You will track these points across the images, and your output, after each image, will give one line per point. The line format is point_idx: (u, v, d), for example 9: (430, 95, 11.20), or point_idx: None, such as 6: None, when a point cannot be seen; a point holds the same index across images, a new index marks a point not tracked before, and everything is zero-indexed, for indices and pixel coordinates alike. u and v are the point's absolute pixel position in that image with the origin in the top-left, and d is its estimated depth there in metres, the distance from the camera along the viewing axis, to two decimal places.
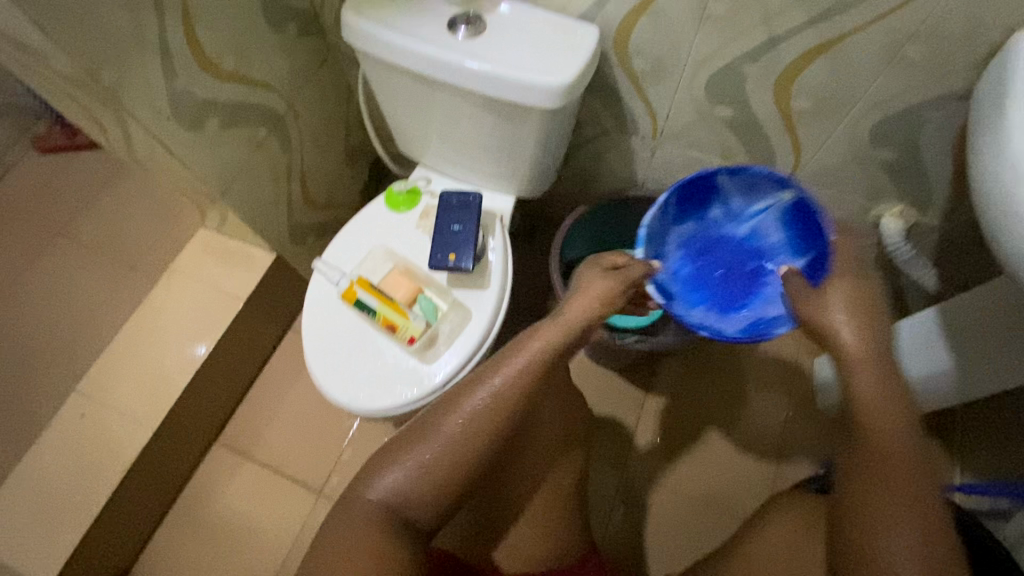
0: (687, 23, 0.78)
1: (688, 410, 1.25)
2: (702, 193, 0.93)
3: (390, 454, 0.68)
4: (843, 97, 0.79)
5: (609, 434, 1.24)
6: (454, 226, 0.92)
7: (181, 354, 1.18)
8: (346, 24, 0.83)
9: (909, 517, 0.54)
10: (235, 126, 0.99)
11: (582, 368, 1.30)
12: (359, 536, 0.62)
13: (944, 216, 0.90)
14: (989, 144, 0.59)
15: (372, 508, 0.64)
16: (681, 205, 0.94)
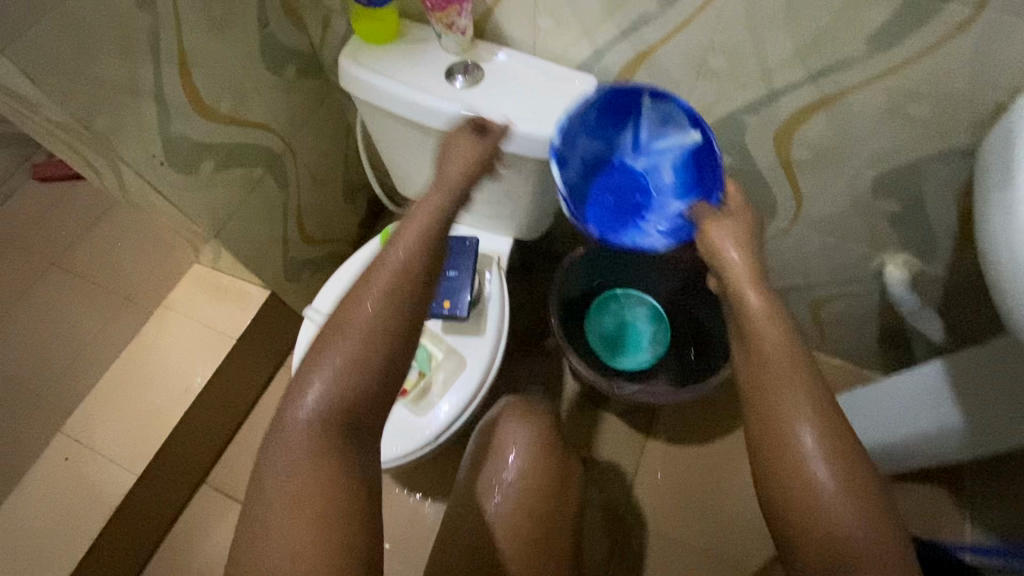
0: (686, 75, 0.77)
1: (688, 457, 1.22)
2: (624, 108, 0.75)
3: (300, 375, 0.54)
4: (845, 149, 0.78)
5: (606, 480, 1.21)
6: (449, 272, 0.91)
7: (168, 396, 1.15)
8: (343, 71, 0.83)
9: (821, 445, 0.49)
10: (231, 167, 0.98)
11: (580, 409, 1.27)
12: (294, 477, 0.50)
13: (951, 267, 0.88)
14: (996, 209, 0.57)
15: (297, 447, 0.51)
16: (599, 114, 0.75)
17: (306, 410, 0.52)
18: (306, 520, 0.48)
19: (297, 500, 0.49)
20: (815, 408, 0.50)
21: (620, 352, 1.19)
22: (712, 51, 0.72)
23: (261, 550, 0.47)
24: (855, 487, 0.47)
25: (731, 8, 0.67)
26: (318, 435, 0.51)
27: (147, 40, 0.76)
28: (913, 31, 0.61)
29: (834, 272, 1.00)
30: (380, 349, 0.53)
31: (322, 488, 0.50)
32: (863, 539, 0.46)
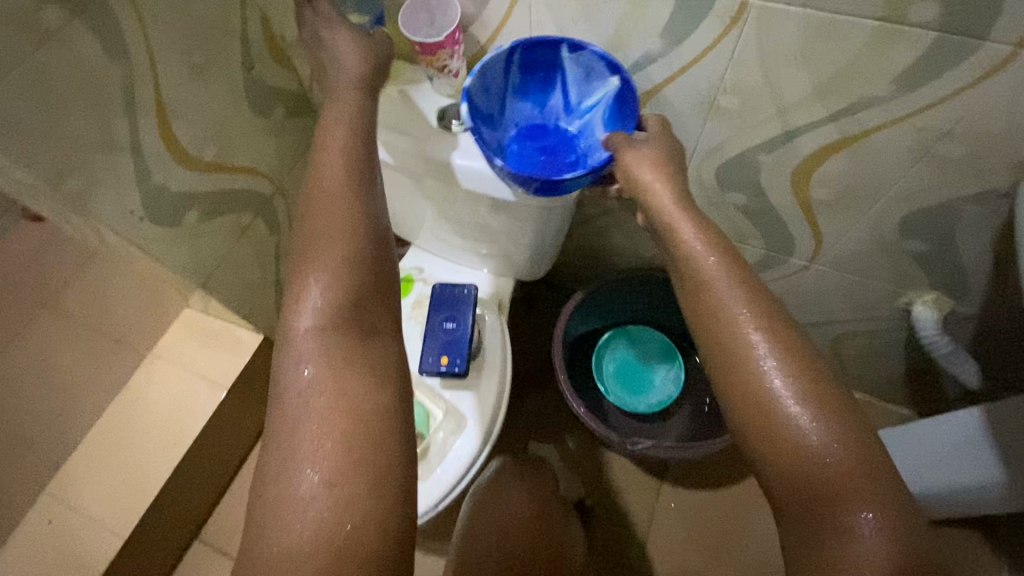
0: (695, 114, 0.72)
1: (705, 503, 1.15)
2: (548, 70, 0.70)
3: (290, 296, 0.52)
4: (868, 191, 0.73)
5: (623, 528, 1.14)
6: (448, 324, 0.86)
7: (157, 451, 1.10)
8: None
9: (784, 376, 0.49)
10: (217, 216, 0.94)
11: (590, 452, 1.20)
12: (313, 387, 0.47)
13: (984, 305, 0.82)
14: None
15: (309, 355, 0.49)
16: (523, 77, 0.71)
17: (307, 321, 0.50)
18: (336, 419, 0.46)
19: (323, 405, 0.46)
20: (774, 342, 0.51)
21: (631, 391, 1.13)
22: (722, 90, 0.67)
23: (296, 464, 0.44)
24: (824, 415, 0.47)
25: (743, 46, 0.62)
26: (323, 336, 0.49)
27: (123, 94, 0.71)
28: (949, 69, 0.56)
29: (856, 309, 0.94)
30: (354, 240, 0.53)
31: (343, 384, 0.47)
32: (839, 469, 0.45)
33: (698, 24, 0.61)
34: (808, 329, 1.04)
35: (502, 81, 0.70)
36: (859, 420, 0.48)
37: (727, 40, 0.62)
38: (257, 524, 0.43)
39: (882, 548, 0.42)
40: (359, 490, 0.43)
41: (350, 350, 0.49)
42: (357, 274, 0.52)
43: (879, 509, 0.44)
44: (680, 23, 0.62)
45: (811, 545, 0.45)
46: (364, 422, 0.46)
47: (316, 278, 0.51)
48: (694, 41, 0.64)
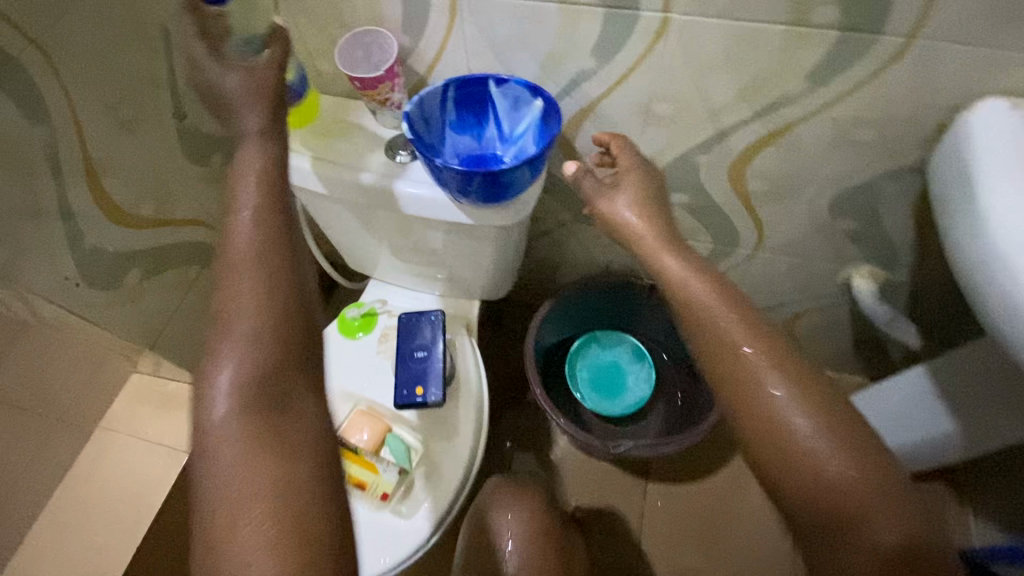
0: (632, 124, 0.76)
1: (690, 494, 1.17)
2: (481, 104, 0.72)
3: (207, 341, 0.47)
4: (798, 179, 0.78)
5: (617, 534, 1.15)
6: (419, 353, 0.86)
7: (121, 527, 1.03)
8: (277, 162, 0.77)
9: (791, 393, 0.48)
10: (159, 273, 0.93)
11: (574, 463, 1.21)
12: (236, 448, 0.43)
13: (915, 272, 0.89)
14: (963, 227, 0.58)
15: (226, 413, 0.44)
16: (457, 111, 0.73)
17: (226, 379, 0.45)
18: (260, 488, 0.42)
19: (251, 475, 0.42)
20: (774, 362, 0.49)
21: (606, 395, 1.14)
22: (656, 99, 0.71)
23: (226, 545, 0.40)
24: (833, 432, 0.46)
25: (670, 58, 0.66)
26: (243, 393, 0.44)
27: (47, 160, 0.68)
28: (853, 63, 0.61)
29: (802, 290, 1.00)
30: (266, 286, 0.47)
31: (270, 445, 0.43)
32: (855, 485, 0.44)
33: (628, 40, 0.65)
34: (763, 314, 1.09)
35: (438, 115, 0.72)
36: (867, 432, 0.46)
37: (655, 53, 0.66)
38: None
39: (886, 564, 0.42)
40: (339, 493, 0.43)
41: (273, 407, 0.45)
42: (274, 319, 0.47)
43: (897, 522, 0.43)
44: (609, 42, 0.66)
45: (835, 562, 0.43)
46: (298, 483, 0.42)
47: (229, 329, 0.46)
48: (624, 57, 0.67)
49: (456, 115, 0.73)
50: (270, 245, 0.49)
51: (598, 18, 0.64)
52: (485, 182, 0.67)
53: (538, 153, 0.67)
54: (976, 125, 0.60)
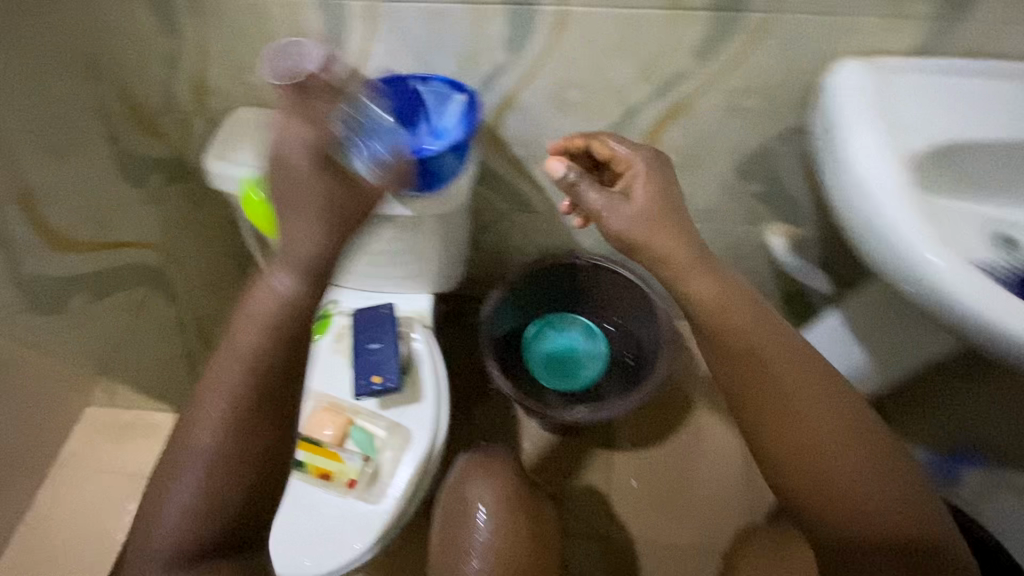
0: (551, 110, 0.84)
1: (653, 457, 1.24)
2: (401, 106, 0.78)
3: (203, 385, 0.57)
4: (702, 149, 0.87)
5: (586, 505, 1.20)
6: (370, 345, 0.89)
7: (88, 561, 1.02)
8: (211, 171, 0.81)
9: (829, 418, 0.54)
10: (109, 296, 0.93)
11: (541, 442, 1.26)
12: (181, 506, 0.54)
13: (819, 225, 0.99)
14: (830, 170, 0.68)
15: (191, 475, 0.55)
16: (384, 109, 0.78)
17: (204, 445, 0.55)
18: (188, 539, 0.54)
19: (189, 528, 0.54)
20: (818, 392, 0.55)
21: (562, 375, 1.21)
22: (569, 84, 0.80)
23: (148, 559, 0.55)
24: (862, 454, 0.53)
25: (570, 45, 0.75)
26: (211, 463, 0.55)
27: None
28: (719, 36, 0.72)
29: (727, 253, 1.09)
30: (264, 378, 0.56)
31: (214, 512, 0.55)
32: (878, 502, 0.52)
33: (530, 32, 0.74)
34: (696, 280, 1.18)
35: None
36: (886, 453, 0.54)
37: (561, 42, 0.75)
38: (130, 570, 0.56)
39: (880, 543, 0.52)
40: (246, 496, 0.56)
41: (233, 484, 0.55)
42: (259, 409, 0.56)
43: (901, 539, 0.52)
44: (518, 35, 0.75)
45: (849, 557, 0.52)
46: (217, 543, 0.56)
47: (215, 400, 0.56)
48: (532, 48, 0.76)
49: None
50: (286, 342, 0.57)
51: (501, 15, 0.73)
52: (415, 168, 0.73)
53: (461, 139, 0.74)
54: (836, 78, 0.71)
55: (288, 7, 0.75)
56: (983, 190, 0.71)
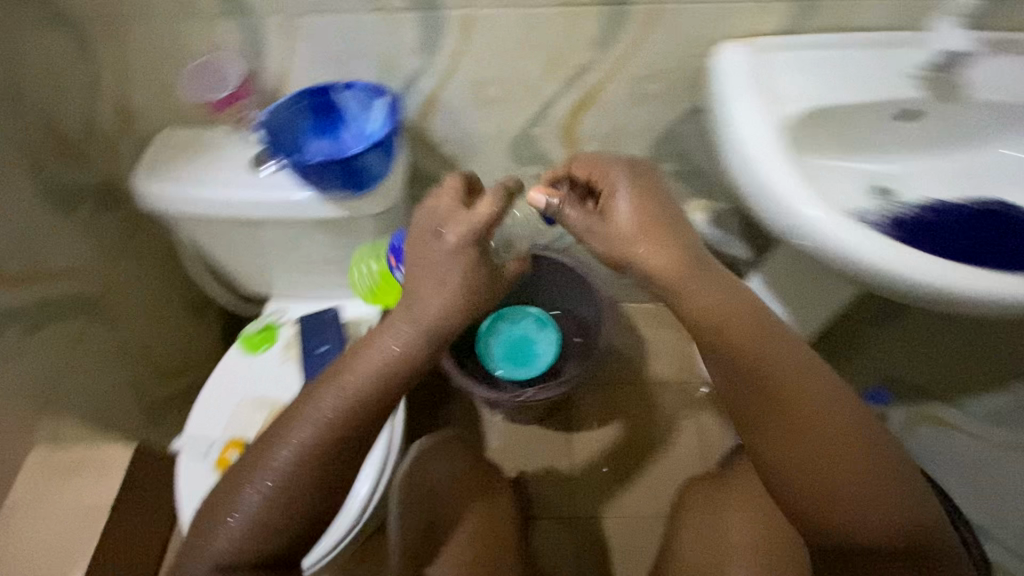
0: (626, 104, 0.86)
1: (624, 426, 1.35)
2: (335, 113, 0.81)
3: (310, 390, 0.55)
4: None
5: (545, 491, 1.29)
6: (321, 348, 0.91)
7: None
8: (145, 192, 0.83)
9: (830, 441, 0.51)
10: (36, 334, 0.86)
11: (584, 409, 1.37)
12: (238, 526, 0.52)
13: None
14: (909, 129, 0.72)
15: (249, 499, 0.52)
16: (312, 119, 0.81)
17: (278, 463, 0.52)
18: (231, 562, 0.52)
19: (228, 562, 0.52)
20: (823, 418, 0.52)
21: (522, 363, 1.25)
22: (648, 77, 0.81)
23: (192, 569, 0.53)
24: (873, 478, 0.51)
25: (659, 42, 0.76)
26: (266, 504, 0.52)
27: None
28: (809, 24, 0.73)
29: None
30: (361, 408, 0.53)
31: (251, 547, 0.52)
32: (874, 511, 0.50)
33: (622, 30, 0.75)
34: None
35: (294, 123, 0.80)
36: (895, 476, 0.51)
37: (648, 38, 0.76)
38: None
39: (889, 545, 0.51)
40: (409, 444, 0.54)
41: (285, 522, 0.53)
42: (337, 454, 0.53)
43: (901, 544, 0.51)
44: (608, 32, 0.75)
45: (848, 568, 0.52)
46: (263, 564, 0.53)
47: (311, 424, 0.52)
48: (618, 46, 0.77)
49: (310, 121, 0.81)
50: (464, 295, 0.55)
51: (598, 15, 0.73)
52: (341, 171, 0.75)
53: (386, 137, 0.76)
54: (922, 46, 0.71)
55: (380, 19, 0.75)
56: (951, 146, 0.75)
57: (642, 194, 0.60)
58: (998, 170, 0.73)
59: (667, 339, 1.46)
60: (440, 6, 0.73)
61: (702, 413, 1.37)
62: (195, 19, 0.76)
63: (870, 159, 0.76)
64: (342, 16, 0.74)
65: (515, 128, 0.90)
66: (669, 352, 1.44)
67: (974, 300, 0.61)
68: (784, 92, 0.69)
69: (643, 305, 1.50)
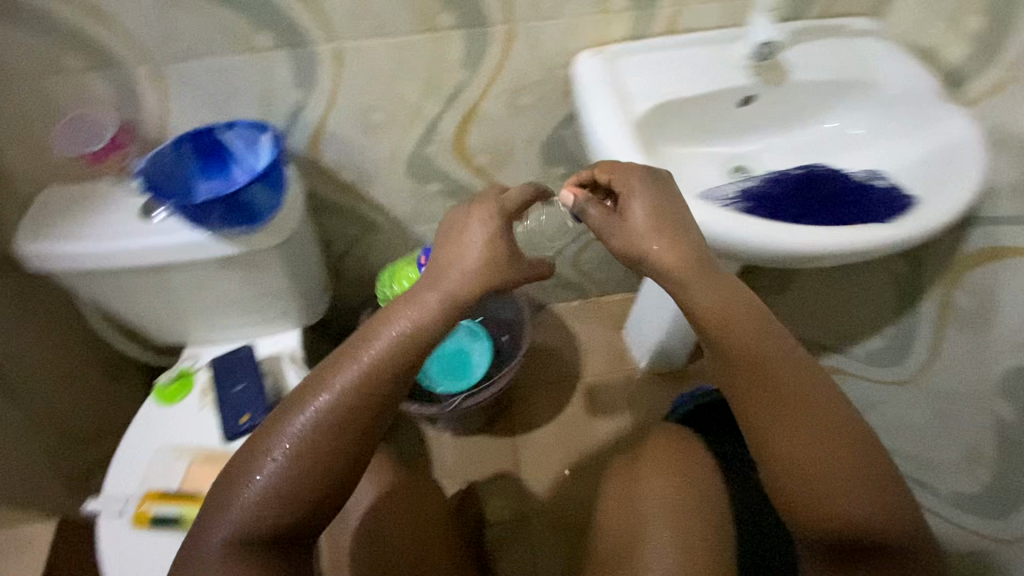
0: (506, 116, 0.91)
1: (568, 422, 1.39)
2: (221, 155, 0.83)
3: (324, 369, 0.55)
4: None
5: (495, 498, 1.30)
6: (237, 387, 0.90)
7: None
8: (30, 254, 0.81)
9: (825, 442, 0.52)
10: None
11: (528, 411, 1.41)
12: (251, 506, 0.52)
13: None
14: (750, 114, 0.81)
15: (263, 476, 0.52)
16: (198, 161, 0.82)
17: (292, 439, 0.53)
18: (241, 544, 0.52)
19: (243, 540, 0.52)
20: (822, 420, 0.52)
21: (457, 377, 1.26)
22: (521, 90, 0.87)
23: (198, 557, 0.52)
24: (862, 481, 0.51)
25: (521, 57, 0.82)
26: (278, 483, 0.52)
27: None
28: (649, 30, 0.81)
29: None
30: (373, 383, 0.53)
31: (266, 527, 0.52)
32: (861, 519, 0.51)
33: (486, 49, 0.80)
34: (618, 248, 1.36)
35: (180, 168, 0.81)
36: (887, 482, 0.52)
37: (510, 55, 0.82)
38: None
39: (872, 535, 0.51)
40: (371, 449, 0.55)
41: (296, 501, 0.52)
42: (350, 430, 0.53)
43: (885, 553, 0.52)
44: (474, 53, 0.80)
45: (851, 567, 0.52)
46: (270, 551, 0.52)
47: (326, 401, 0.53)
48: (486, 64, 0.82)
49: (199, 165, 0.83)
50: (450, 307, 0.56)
51: (460, 38, 0.78)
52: (225, 209, 0.75)
53: (269, 171, 0.78)
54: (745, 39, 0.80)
55: (252, 60, 0.77)
56: (792, 124, 0.84)
57: (656, 199, 0.59)
58: (829, 141, 0.83)
59: (598, 333, 1.52)
60: (307, 43, 0.76)
61: (639, 398, 1.43)
62: (59, 77, 0.75)
63: (722, 144, 0.85)
64: (214, 61, 0.77)
65: (406, 149, 0.94)
66: (599, 342, 1.50)
67: (823, 255, 0.65)
68: (634, 92, 0.77)
69: (569, 303, 1.56)
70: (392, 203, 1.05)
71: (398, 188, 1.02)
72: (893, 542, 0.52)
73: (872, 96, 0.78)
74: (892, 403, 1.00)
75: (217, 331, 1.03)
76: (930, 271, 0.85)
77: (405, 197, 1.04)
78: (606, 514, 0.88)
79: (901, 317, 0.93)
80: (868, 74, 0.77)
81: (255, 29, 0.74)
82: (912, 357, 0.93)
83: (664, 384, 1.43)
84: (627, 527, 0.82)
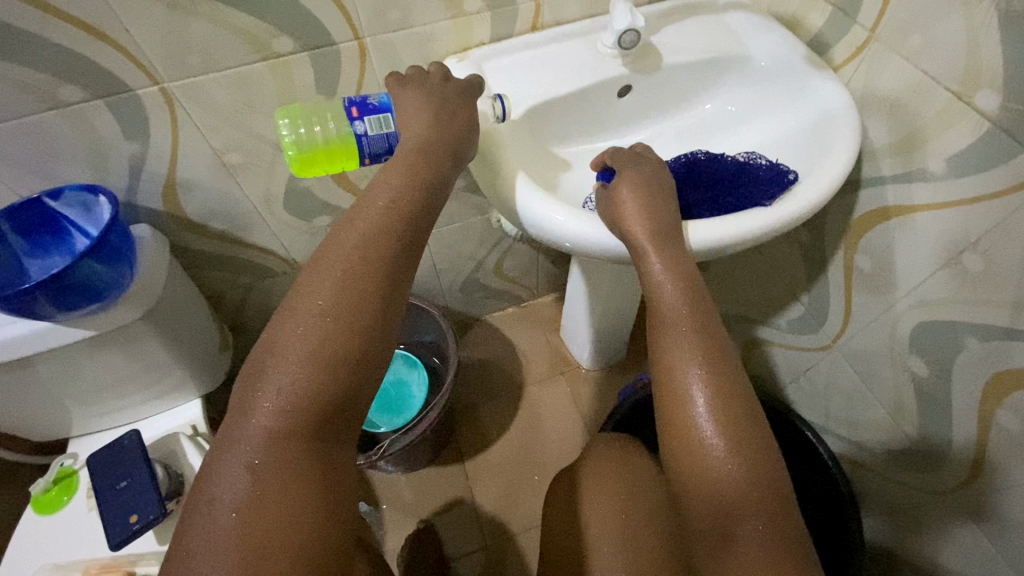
0: None
1: (515, 435, 1.34)
2: (50, 226, 0.73)
3: (328, 241, 0.52)
4: None
5: (452, 530, 1.23)
6: (121, 483, 0.79)
7: None
8: None
9: (712, 409, 0.51)
10: None
11: (472, 431, 1.35)
12: (289, 377, 0.45)
13: None
14: (630, 101, 0.78)
15: (298, 345, 0.46)
16: (27, 238, 0.72)
17: (313, 313, 0.48)
18: (288, 426, 0.45)
19: (291, 418, 0.45)
20: (707, 372, 0.53)
21: (395, 412, 1.19)
22: None
23: (231, 462, 0.44)
24: (734, 440, 0.49)
25: (382, 74, 0.76)
26: (317, 340, 0.46)
27: None
28: (514, 28, 0.76)
29: None
30: (380, 233, 0.52)
31: (312, 400, 0.45)
32: (735, 495, 0.48)
33: (339, 70, 0.73)
34: (538, 250, 1.32)
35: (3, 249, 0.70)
36: (764, 445, 0.50)
37: (369, 73, 0.75)
38: (189, 525, 0.42)
39: (752, 515, 0.47)
40: (396, 304, 0.51)
41: (344, 358, 0.47)
42: (381, 277, 0.51)
43: (762, 521, 0.47)
44: (327, 75, 0.73)
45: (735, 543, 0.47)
46: (319, 432, 0.46)
47: (342, 259, 0.50)
48: (344, 86, 0.75)
49: (32, 239, 0.73)
50: (425, 180, 0.57)
51: (306, 60, 0.71)
52: (53, 293, 0.65)
53: (101, 242, 0.68)
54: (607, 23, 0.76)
55: (66, 116, 0.67)
56: (675, 108, 0.81)
57: (654, 167, 0.65)
58: (710, 122, 0.81)
59: (535, 338, 1.48)
60: (126, 88, 0.67)
61: (584, 397, 1.39)
62: None
63: (608, 139, 0.82)
64: (19, 124, 0.66)
65: (280, 187, 0.86)
66: (538, 348, 1.46)
67: (732, 246, 0.62)
68: (506, 95, 0.72)
69: (503, 311, 1.51)
70: (281, 245, 0.97)
71: (283, 227, 0.93)
72: (763, 530, 0.47)
73: (745, 72, 0.77)
74: (818, 368, 1.00)
75: (97, 419, 0.90)
76: (830, 236, 0.85)
77: (293, 235, 0.96)
78: (546, 539, 0.81)
79: (812, 285, 0.93)
80: (737, 47, 0.75)
81: (56, 81, 0.64)
82: (828, 324, 0.93)
83: (605, 380, 1.41)
84: (570, 549, 0.75)
